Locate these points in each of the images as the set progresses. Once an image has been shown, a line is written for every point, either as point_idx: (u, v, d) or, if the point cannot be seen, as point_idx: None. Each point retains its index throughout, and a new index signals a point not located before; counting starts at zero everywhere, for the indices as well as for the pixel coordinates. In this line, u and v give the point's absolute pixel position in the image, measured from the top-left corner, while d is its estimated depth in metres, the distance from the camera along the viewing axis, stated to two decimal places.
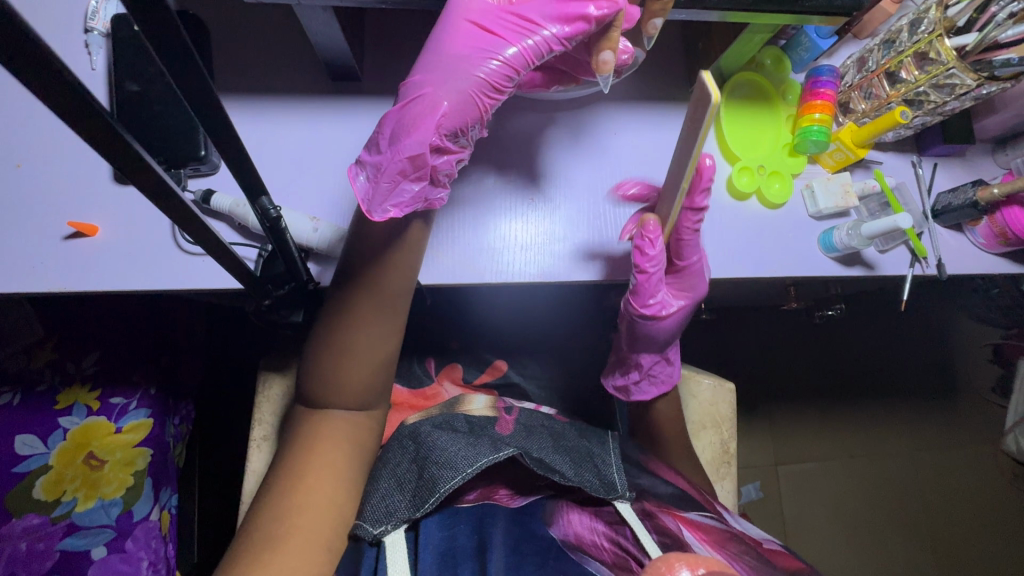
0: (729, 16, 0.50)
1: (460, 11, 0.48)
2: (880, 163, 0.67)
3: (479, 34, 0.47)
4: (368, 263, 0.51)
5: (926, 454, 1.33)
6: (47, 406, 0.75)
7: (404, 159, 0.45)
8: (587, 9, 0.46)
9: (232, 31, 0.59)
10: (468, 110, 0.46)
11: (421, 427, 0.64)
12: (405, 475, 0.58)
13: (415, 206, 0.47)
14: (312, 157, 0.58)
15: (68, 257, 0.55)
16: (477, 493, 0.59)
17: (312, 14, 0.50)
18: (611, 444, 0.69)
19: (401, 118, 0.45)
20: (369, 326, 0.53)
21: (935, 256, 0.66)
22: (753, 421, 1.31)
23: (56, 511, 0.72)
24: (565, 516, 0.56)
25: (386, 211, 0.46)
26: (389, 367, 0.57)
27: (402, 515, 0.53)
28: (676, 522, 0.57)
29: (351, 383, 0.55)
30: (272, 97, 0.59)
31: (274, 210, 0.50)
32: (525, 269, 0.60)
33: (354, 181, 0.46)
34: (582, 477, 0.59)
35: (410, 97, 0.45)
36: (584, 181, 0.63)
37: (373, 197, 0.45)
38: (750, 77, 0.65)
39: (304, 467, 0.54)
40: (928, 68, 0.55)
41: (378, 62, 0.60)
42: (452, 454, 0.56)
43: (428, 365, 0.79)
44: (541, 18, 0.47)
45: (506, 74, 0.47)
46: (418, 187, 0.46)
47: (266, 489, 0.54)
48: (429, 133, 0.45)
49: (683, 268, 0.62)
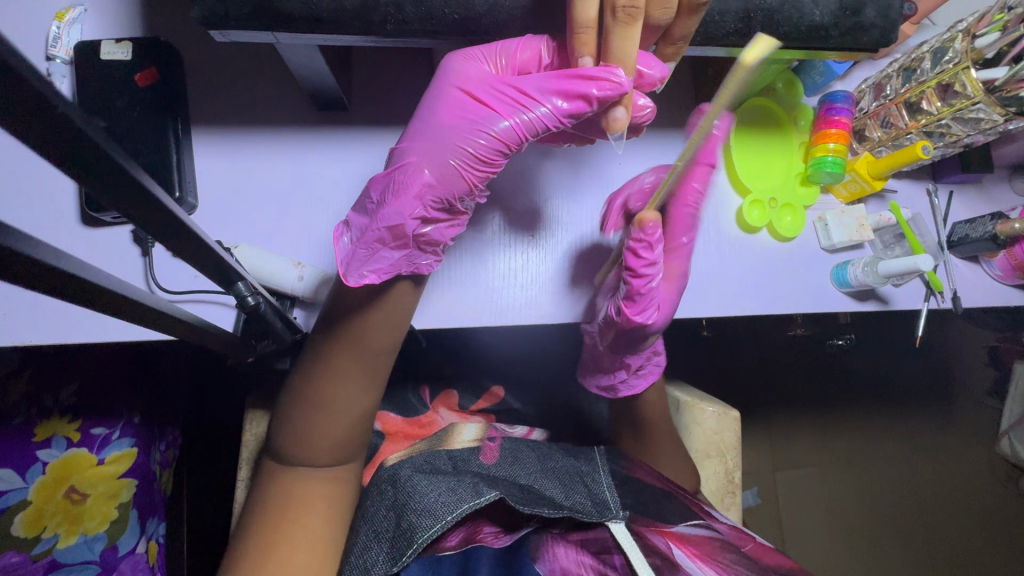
0: (734, 51, 0.48)
1: (451, 77, 0.45)
2: (895, 192, 0.64)
3: (470, 104, 0.44)
4: (351, 314, 0.47)
5: (927, 462, 1.30)
6: (24, 440, 0.70)
7: (382, 229, 0.42)
8: (588, 89, 0.43)
9: (210, 57, 0.55)
10: (453, 179, 0.43)
11: (400, 471, 0.59)
12: (382, 524, 0.54)
13: (395, 273, 0.43)
14: (297, 193, 0.54)
15: (34, 307, 0.51)
16: (460, 535, 0.55)
17: (295, 47, 0.46)
18: (598, 460, 0.66)
19: (384, 187, 0.43)
20: (343, 380, 0.49)
21: (950, 289, 0.63)
22: (752, 431, 1.26)
23: (35, 549, 0.68)
24: (550, 550, 0.53)
25: (362, 276, 0.42)
26: (364, 419, 0.53)
27: (380, 570, 0.49)
28: (665, 541, 0.55)
29: (326, 443, 0.51)
30: (253, 128, 0.55)
31: (252, 296, 0.47)
32: (525, 310, 0.57)
33: (338, 242, 0.43)
34: (575, 504, 0.56)
35: (394, 166, 0.42)
36: (584, 215, 0.59)
37: (350, 264, 0.42)
38: (761, 103, 0.61)
39: (277, 535, 0.50)
40: (951, 101, 0.53)
41: (367, 89, 0.56)
42: (432, 500, 0.52)
43: (423, 393, 0.75)
44: (535, 93, 0.44)
45: (496, 146, 0.44)
46: (400, 255, 0.43)
47: (236, 555, 0.50)
48: (410, 206, 0.42)
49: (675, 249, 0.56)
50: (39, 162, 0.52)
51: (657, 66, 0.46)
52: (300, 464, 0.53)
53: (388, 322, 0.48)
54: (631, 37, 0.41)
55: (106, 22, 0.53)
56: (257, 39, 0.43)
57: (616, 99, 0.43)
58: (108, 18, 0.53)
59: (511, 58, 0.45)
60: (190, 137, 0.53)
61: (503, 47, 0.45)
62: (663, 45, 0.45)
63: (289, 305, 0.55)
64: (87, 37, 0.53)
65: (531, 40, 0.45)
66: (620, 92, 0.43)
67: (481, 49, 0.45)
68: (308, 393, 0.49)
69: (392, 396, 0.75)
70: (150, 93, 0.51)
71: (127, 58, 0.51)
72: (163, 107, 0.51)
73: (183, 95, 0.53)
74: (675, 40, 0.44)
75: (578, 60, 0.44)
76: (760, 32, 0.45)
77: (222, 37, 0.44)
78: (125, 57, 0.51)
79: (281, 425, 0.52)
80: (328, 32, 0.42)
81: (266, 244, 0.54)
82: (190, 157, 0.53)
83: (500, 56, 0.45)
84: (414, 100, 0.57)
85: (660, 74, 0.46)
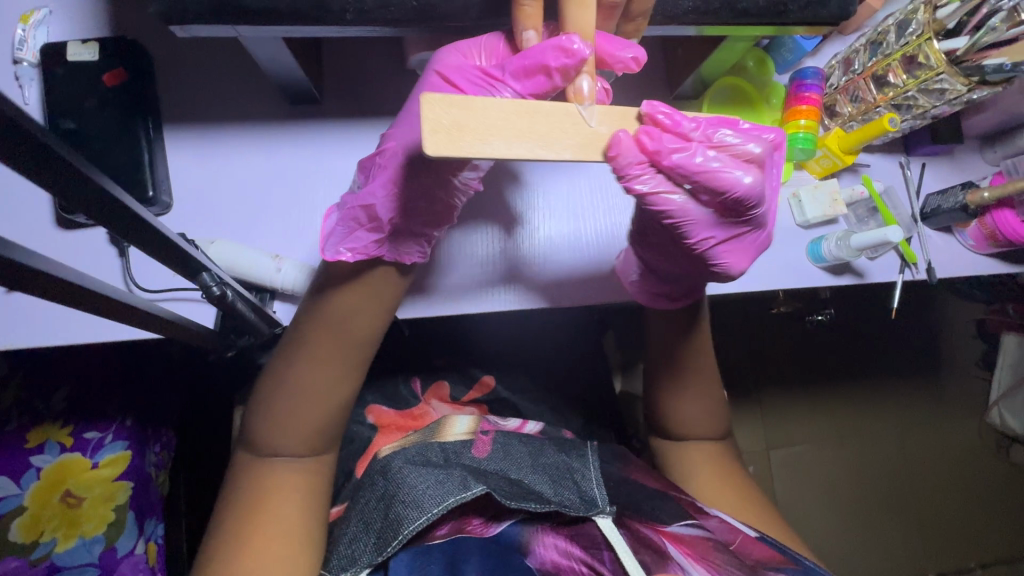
0: (705, 30, 0.48)
1: (432, 63, 0.45)
2: (868, 166, 0.65)
3: (443, 91, 0.44)
4: (322, 302, 0.48)
5: (929, 433, 1.25)
6: (16, 446, 0.71)
7: (359, 209, 0.46)
8: (545, 62, 0.41)
9: (178, 53, 0.55)
10: (423, 167, 0.44)
11: (393, 461, 0.60)
12: (372, 514, 0.55)
13: (371, 254, 0.47)
14: (272, 188, 0.55)
15: (13, 311, 0.51)
16: (449, 526, 0.55)
17: (261, 42, 0.46)
18: (590, 455, 0.64)
19: (369, 169, 0.47)
20: (320, 368, 0.51)
21: (925, 262, 0.64)
22: (748, 410, 1.20)
23: (34, 553, 0.69)
24: (540, 542, 0.54)
25: (340, 254, 0.46)
26: (344, 407, 0.54)
27: (365, 560, 0.51)
28: (657, 535, 0.55)
29: (301, 427, 0.53)
30: (224, 123, 0.55)
31: (218, 286, 0.47)
32: (503, 296, 0.58)
33: (328, 220, 0.50)
34: (562, 500, 0.57)
35: (377, 149, 0.46)
36: (561, 201, 0.60)
37: (330, 240, 0.47)
38: (732, 82, 0.61)
39: (252, 523, 0.51)
40: (916, 73, 0.54)
41: (340, 83, 0.57)
42: (419, 491, 0.54)
43: (414, 385, 0.77)
44: (506, 73, 0.43)
45: None
46: (374, 238, 0.47)
47: (212, 548, 0.51)
48: (384, 190, 0.45)
49: (673, 212, 0.44)
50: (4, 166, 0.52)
51: (629, 49, 0.45)
52: (275, 454, 0.55)
53: (365, 309, 0.49)
54: (585, 7, 0.41)
55: (73, 24, 0.53)
56: (221, 33, 0.43)
57: (574, 67, 0.40)
58: (73, 18, 0.53)
59: (493, 51, 0.46)
60: (163, 136, 0.54)
61: (484, 39, 0.46)
62: (625, 23, 0.46)
63: (269, 297, 0.55)
64: (52, 39, 0.52)
65: (504, 33, 0.46)
66: (579, 60, 0.41)
67: (462, 43, 0.45)
68: (286, 373, 0.51)
69: (380, 391, 0.77)
70: (121, 94, 0.51)
71: (95, 58, 0.51)
72: (134, 109, 0.52)
73: (153, 95, 0.53)
74: (634, 18, 0.45)
75: (523, 35, 0.44)
76: (720, 11, 0.46)
77: (186, 34, 0.45)
78: (93, 57, 0.51)
79: (261, 415, 0.53)
80: (292, 24, 0.43)
81: (242, 239, 0.54)
82: (163, 156, 0.53)
83: (469, 44, 0.45)
84: (386, 92, 0.57)
85: (632, 53, 0.44)
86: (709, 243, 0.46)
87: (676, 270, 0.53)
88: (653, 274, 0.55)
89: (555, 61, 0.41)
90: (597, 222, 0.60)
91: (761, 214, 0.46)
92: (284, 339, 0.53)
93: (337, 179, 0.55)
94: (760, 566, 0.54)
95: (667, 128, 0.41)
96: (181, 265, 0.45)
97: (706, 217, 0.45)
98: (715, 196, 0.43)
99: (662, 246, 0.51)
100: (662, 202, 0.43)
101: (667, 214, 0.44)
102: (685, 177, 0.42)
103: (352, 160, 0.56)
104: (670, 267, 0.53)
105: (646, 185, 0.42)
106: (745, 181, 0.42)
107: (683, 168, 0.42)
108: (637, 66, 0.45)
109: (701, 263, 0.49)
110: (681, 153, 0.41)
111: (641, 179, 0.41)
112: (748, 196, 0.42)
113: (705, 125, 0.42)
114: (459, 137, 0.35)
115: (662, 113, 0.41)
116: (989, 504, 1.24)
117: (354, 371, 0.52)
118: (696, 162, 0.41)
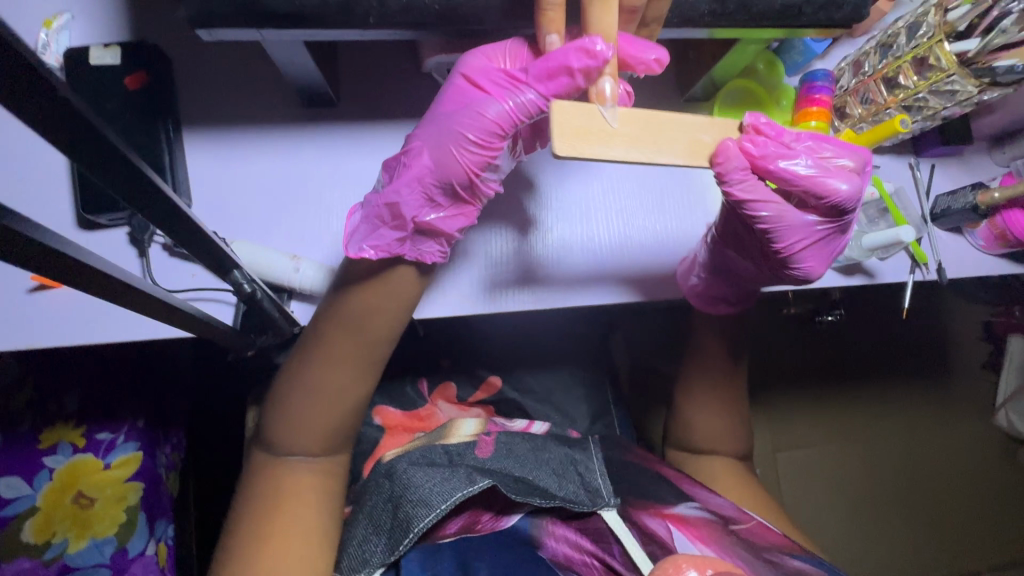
0: (718, 32, 0.49)
1: (458, 65, 0.46)
2: (878, 167, 0.65)
3: (471, 93, 0.45)
4: (337, 303, 0.49)
5: (937, 434, 1.25)
6: (30, 447, 0.72)
7: (382, 207, 0.46)
8: (569, 64, 0.42)
9: (196, 57, 0.56)
10: (451, 166, 0.45)
11: (397, 464, 0.60)
12: (381, 516, 0.56)
13: (392, 253, 0.48)
14: (289, 190, 0.55)
15: (34, 311, 0.52)
16: (457, 524, 0.55)
17: (280, 45, 0.47)
18: (593, 449, 0.65)
19: (394, 169, 0.47)
20: (331, 368, 0.51)
21: (936, 262, 0.64)
22: (755, 411, 1.20)
23: (47, 553, 0.69)
24: (550, 534, 0.55)
25: (363, 251, 0.47)
26: (356, 408, 0.55)
27: (377, 560, 0.52)
28: (664, 526, 0.55)
29: (315, 428, 0.54)
30: (242, 126, 0.55)
31: (248, 284, 0.49)
32: (518, 297, 0.58)
33: (351, 218, 0.50)
34: (568, 494, 0.57)
35: (402, 149, 0.46)
36: (574, 203, 0.60)
37: (354, 236, 0.48)
38: (744, 85, 0.60)
39: (267, 524, 0.52)
40: (927, 74, 0.54)
41: (356, 86, 0.57)
42: (426, 490, 0.54)
43: (420, 386, 0.78)
44: (530, 75, 0.44)
45: (491, 131, 0.44)
46: (397, 236, 0.47)
47: (229, 547, 0.52)
48: (413, 189, 0.46)
49: (768, 219, 0.48)
50: (25, 169, 0.52)
51: (652, 49, 0.45)
52: (288, 454, 0.55)
53: (379, 311, 0.50)
54: (608, 9, 0.41)
55: (94, 28, 0.54)
56: (241, 37, 0.44)
57: (597, 68, 0.41)
58: (96, 22, 0.54)
59: (518, 55, 0.47)
60: (182, 139, 0.54)
61: (511, 43, 0.47)
62: (640, 26, 0.46)
63: (286, 298, 0.55)
64: (74, 44, 0.53)
65: (526, 36, 0.47)
66: (601, 62, 0.41)
67: (489, 45, 0.46)
68: (297, 374, 0.52)
69: (391, 392, 0.77)
70: (141, 97, 0.52)
71: (116, 62, 0.52)
72: (155, 112, 0.53)
73: (173, 98, 0.54)
74: (649, 23, 0.46)
75: (546, 38, 0.44)
76: (734, 14, 0.47)
77: (209, 37, 0.45)
78: (114, 61, 0.52)
79: (275, 415, 0.54)
80: (312, 28, 0.44)
81: (259, 239, 0.55)
82: (182, 158, 0.54)
83: (493, 47, 0.47)
84: (401, 94, 0.57)
85: (654, 54, 0.45)
86: (797, 247, 0.50)
87: (747, 272, 0.59)
88: (718, 277, 0.60)
89: (578, 63, 0.41)
90: (610, 223, 0.61)
91: (850, 222, 0.50)
92: (298, 340, 0.53)
93: (353, 181, 0.56)
94: (777, 550, 0.54)
95: (780, 140, 0.47)
96: (211, 264, 0.46)
97: (801, 223, 0.49)
98: (814, 203, 0.48)
99: (744, 249, 0.57)
100: (763, 209, 0.48)
101: (765, 220, 0.48)
102: (787, 185, 0.47)
103: (368, 162, 0.56)
104: (740, 267, 0.59)
105: (746, 191, 0.47)
106: (845, 187, 0.47)
107: (787, 176, 0.46)
108: (660, 67, 0.46)
109: (781, 268, 0.54)
110: (782, 161, 0.46)
111: (744, 186, 0.46)
112: (847, 201, 0.47)
113: (818, 140, 0.48)
114: (585, 140, 0.40)
115: (765, 126, 0.46)
116: (997, 506, 1.23)
117: (364, 371, 0.53)
118: (797, 171, 0.46)
